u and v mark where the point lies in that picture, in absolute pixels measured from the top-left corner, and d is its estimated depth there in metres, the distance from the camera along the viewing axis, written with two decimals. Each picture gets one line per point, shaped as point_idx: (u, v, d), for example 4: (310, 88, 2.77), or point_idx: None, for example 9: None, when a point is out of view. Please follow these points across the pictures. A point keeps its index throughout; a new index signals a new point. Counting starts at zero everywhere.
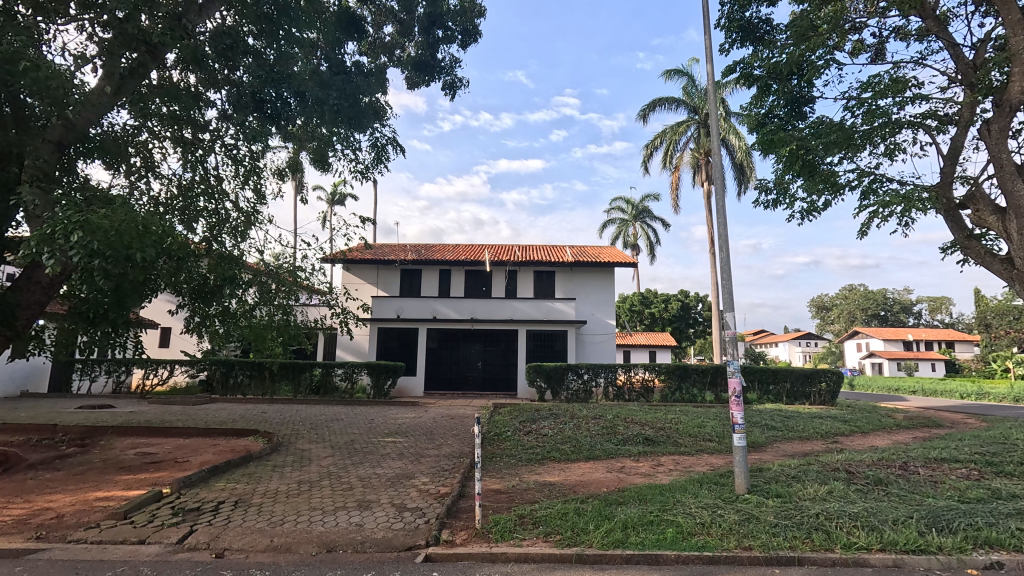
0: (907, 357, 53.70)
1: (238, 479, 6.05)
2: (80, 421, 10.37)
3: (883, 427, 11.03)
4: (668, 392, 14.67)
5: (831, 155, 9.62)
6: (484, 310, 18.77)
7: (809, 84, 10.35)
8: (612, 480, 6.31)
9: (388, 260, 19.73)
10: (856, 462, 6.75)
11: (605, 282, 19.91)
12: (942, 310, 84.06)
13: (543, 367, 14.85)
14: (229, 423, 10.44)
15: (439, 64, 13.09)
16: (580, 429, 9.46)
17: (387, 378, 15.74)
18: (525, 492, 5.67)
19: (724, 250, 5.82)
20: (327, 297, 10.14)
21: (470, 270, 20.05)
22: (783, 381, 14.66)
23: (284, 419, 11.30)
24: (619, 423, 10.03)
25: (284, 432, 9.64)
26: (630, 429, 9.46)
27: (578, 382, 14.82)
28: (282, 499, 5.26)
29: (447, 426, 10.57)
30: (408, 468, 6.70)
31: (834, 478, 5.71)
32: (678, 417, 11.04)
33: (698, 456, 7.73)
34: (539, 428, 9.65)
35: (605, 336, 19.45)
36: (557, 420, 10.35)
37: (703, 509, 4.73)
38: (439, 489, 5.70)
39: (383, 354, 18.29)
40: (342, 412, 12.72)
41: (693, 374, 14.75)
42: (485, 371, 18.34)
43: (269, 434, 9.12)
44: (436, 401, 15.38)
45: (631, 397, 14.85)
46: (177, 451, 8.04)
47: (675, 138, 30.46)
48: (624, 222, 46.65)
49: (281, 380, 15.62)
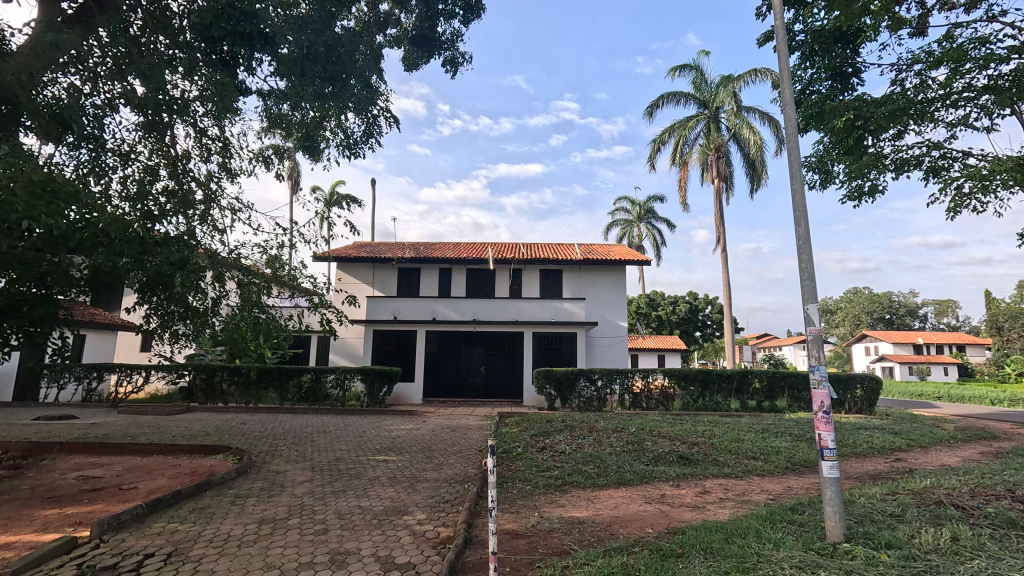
0: (918, 361, 52.60)
1: (184, 517, 4.77)
2: (30, 435, 9.11)
3: (941, 441, 9.78)
4: (689, 400, 13.40)
5: (888, 128, 8.32)
6: (487, 311, 17.58)
7: (857, 52, 9.14)
8: (656, 515, 5.03)
9: (384, 259, 18.48)
10: (953, 490, 5.49)
11: (615, 282, 18.67)
12: (947, 313, 83.00)
13: (552, 373, 13.58)
14: (199, 438, 9.16)
15: (439, 38, 11.89)
16: (602, 445, 8.20)
17: (382, 385, 14.46)
18: (550, 536, 4.39)
19: (803, 224, 4.53)
20: (310, 294, 8.91)
21: (473, 269, 18.81)
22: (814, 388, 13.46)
23: (265, 432, 10.01)
24: (644, 437, 8.78)
25: (261, 449, 8.36)
26: (659, 445, 8.21)
27: (591, 389, 13.54)
28: (232, 551, 4.00)
29: (448, 441, 9.31)
30: (400, 499, 5.44)
31: (950, 517, 4.42)
32: (708, 429, 9.79)
33: (749, 481, 6.48)
34: (554, 443, 8.40)
35: (616, 339, 18.22)
36: (573, 433, 9.11)
37: (802, 569, 3.45)
38: (440, 532, 4.43)
39: (379, 359, 16.99)
40: (331, 424, 11.47)
41: (718, 381, 13.50)
42: (488, 377, 17.05)
43: (241, 452, 7.85)
44: (436, 410, 14.08)
45: (649, 405, 13.55)
46: (127, 475, 6.74)
47: (685, 133, 29.30)
48: (627, 223, 45.64)
49: (267, 387, 14.33)
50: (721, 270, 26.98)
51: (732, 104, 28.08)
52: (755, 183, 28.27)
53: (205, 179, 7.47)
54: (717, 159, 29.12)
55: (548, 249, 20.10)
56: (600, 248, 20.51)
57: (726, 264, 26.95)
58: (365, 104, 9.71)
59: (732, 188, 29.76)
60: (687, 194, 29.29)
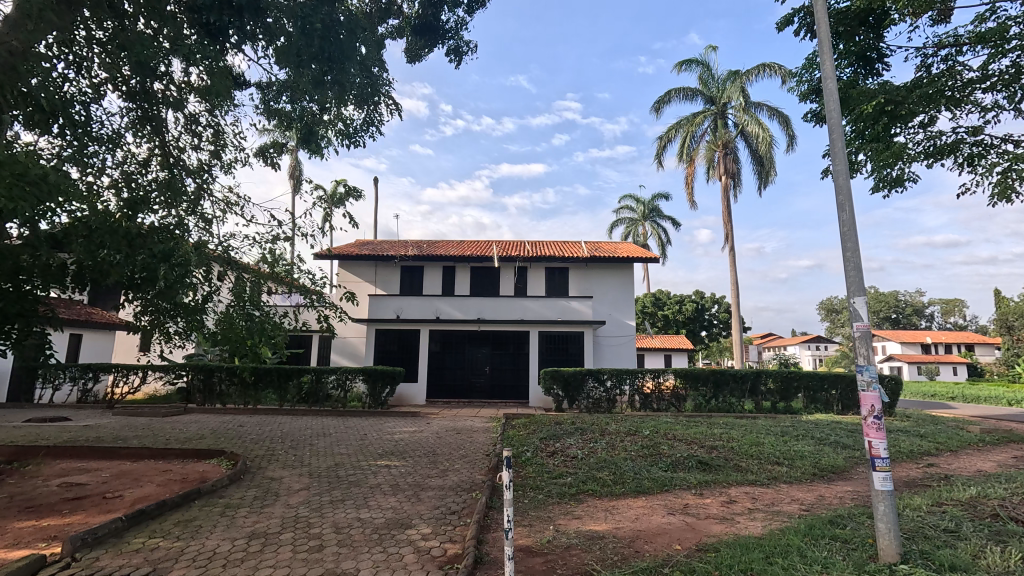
0: (926, 361, 52.00)
1: (166, 532, 4.38)
2: (17, 438, 8.76)
3: (970, 444, 9.33)
4: (701, 401, 12.95)
5: (918, 115, 7.89)
6: (491, 310, 17.21)
7: (883, 36, 8.70)
8: (682, 529, 4.61)
9: (387, 257, 18.08)
10: (1005, 501, 5.04)
11: (623, 280, 18.26)
12: (954, 313, 82.20)
13: (559, 373, 13.16)
14: (193, 441, 8.78)
15: (443, 27, 11.48)
16: (616, 449, 7.76)
17: (384, 385, 14.07)
18: (568, 554, 3.96)
19: (848, 210, 4.11)
20: (308, 292, 8.53)
21: (478, 267, 18.41)
22: (831, 389, 13.09)
23: (262, 435, 9.63)
24: (660, 441, 8.35)
25: (257, 453, 7.98)
26: (677, 449, 7.78)
27: (600, 390, 13.12)
28: (215, 571, 3.59)
29: (453, 444, 8.92)
30: (403, 510, 5.03)
31: (1014, 534, 3.98)
32: (726, 432, 9.35)
33: (777, 489, 6.05)
34: (565, 447, 7.99)
35: (624, 339, 17.78)
36: (585, 436, 8.68)
37: None
38: (447, 549, 4.01)
39: (381, 359, 16.59)
40: (332, 426, 11.07)
41: (731, 381, 13.05)
42: (493, 377, 16.65)
43: (235, 456, 7.48)
44: (439, 411, 13.68)
45: (660, 406, 13.11)
46: (114, 481, 6.36)
47: (692, 129, 28.82)
48: (632, 222, 45.17)
49: (266, 388, 13.96)
50: (729, 269, 26.48)
51: (740, 99, 27.61)
52: (764, 180, 27.80)
53: (200, 172, 7.12)
54: (725, 156, 28.62)
55: (553, 247, 19.70)
56: (607, 246, 20.11)
57: (734, 263, 26.46)
58: (365, 96, 9.32)
59: (739, 185, 29.31)
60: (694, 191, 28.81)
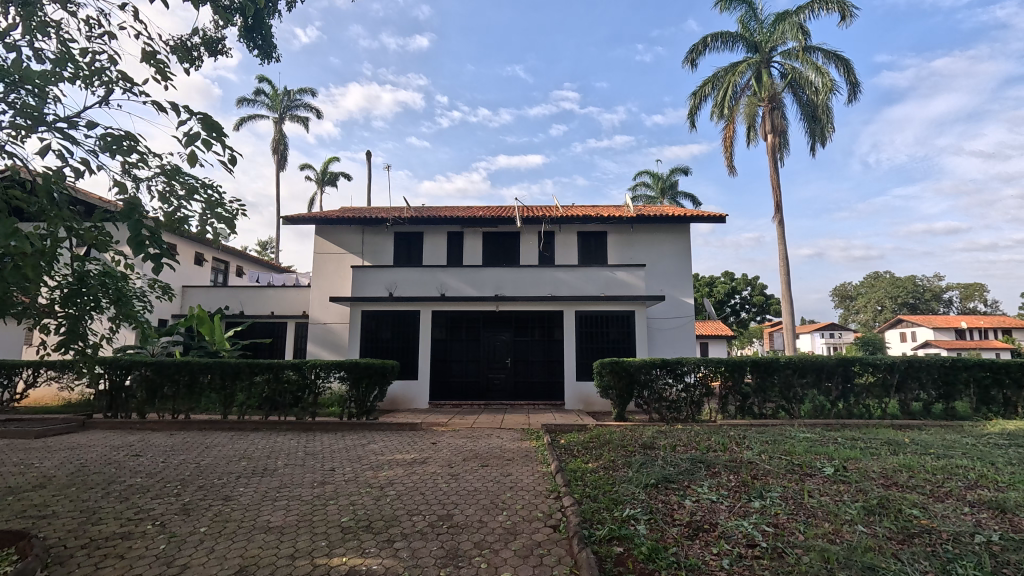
0: (965, 349, 48.38)
1: None
2: None
3: None
4: (823, 404, 9.07)
5: None
6: (512, 284, 13.29)
7: None
8: None
9: (376, 220, 14.11)
10: None
11: (676, 246, 14.32)
12: (974, 298, 78.45)
13: (620, 363, 9.29)
14: (13, 497, 4.85)
15: None
16: (824, 519, 3.83)
17: (373, 387, 10.14)
18: None
19: None
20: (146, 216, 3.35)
21: (492, 232, 14.49)
22: (1006, 382, 9.14)
23: (155, 475, 5.72)
24: (882, 491, 4.37)
25: (107, 532, 4.02)
26: (948, 519, 3.82)
27: (675, 389, 9.23)
28: None
29: (481, 495, 5.03)
30: None
31: None
32: (948, 463, 5.42)
33: None
34: (706, 508, 4.11)
35: (683, 322, 13.87)
36: (727, 483, 4.71)
37: None
38: None
39: (371, 350, 12.60)
40: (287, 451, 7.19)
41: (867, 374, 9.12)
42: (516, 371, 12.83)
43: (28, 550, 3.52)
44: (450, 421, 9.76)
45: (763, 411, 9.17)
46: None
47: (734, 79, 24.56)
48: (649, 199, 41.25)
49: (206, 391, 9.95)
50: (781, 241, 22.58)
51: (797, 42, 23.45)
52: (818, 137, 23.91)
53: None
54: (771, 111, 24.49)
55: (587, 208, 15.72)
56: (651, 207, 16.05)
57: (786, 233, 22.53)
58: None
59: (785, 145, 25.41)
60: (734, 153, 24.81)
